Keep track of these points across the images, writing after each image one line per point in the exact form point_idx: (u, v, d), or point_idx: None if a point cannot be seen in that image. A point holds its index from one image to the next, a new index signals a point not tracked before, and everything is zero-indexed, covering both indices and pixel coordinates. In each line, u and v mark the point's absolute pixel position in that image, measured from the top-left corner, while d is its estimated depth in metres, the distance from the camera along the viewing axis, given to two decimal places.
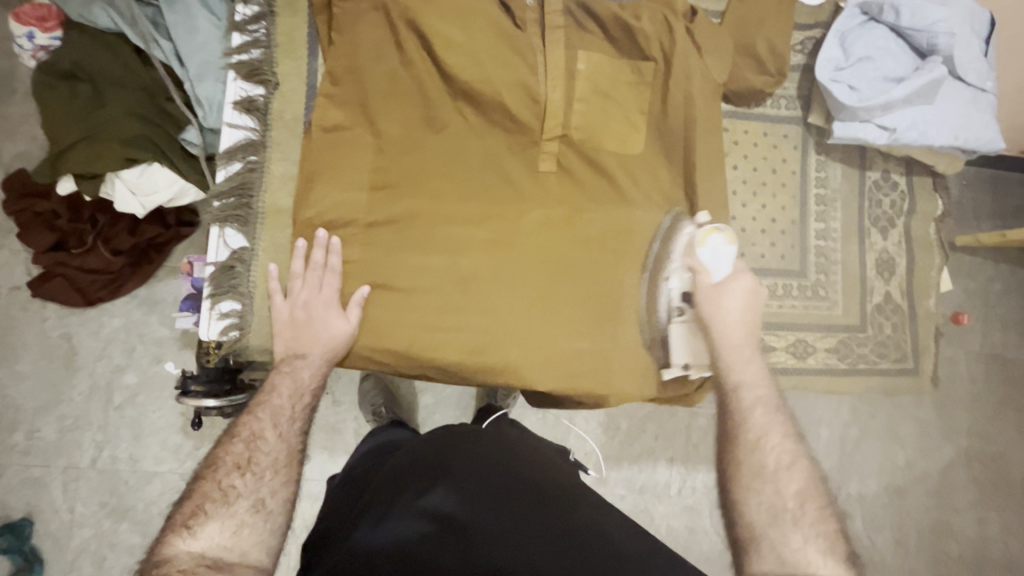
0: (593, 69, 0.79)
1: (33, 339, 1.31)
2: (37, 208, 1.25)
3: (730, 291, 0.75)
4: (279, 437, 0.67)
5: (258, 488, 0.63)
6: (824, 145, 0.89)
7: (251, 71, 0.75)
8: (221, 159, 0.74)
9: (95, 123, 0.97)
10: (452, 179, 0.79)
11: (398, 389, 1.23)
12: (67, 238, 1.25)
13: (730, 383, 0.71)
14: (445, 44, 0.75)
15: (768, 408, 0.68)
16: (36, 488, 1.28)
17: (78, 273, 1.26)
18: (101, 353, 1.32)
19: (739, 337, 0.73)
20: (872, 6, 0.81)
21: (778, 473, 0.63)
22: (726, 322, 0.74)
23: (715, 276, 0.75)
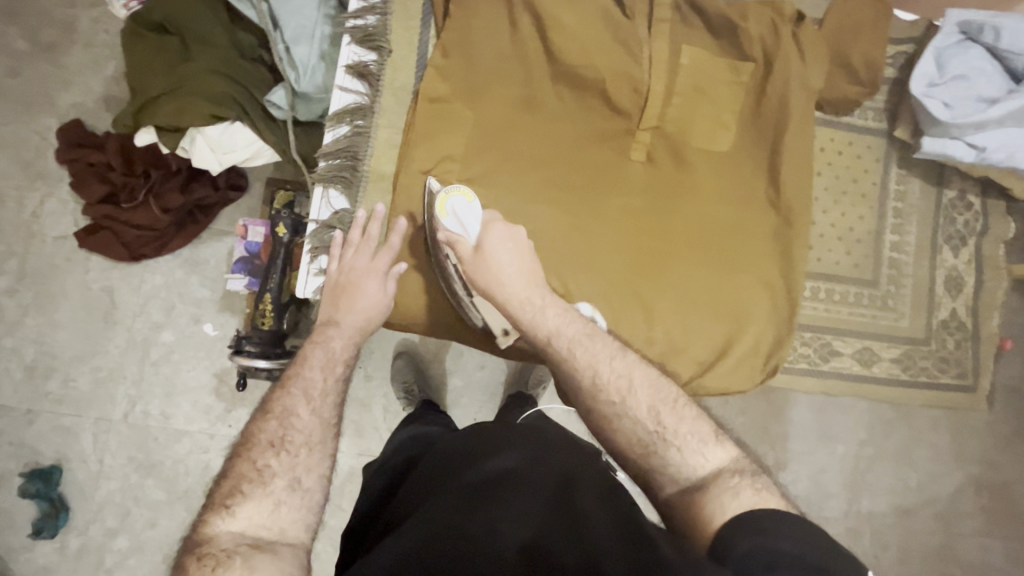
0: (695, 63, 0.80)
1: (75, 289, 1.32)
2: (90, 158, 1.27)
3: (496, 248, 0.72)
4: (312, 412, 0.64)
5: (293, 465, 0.60)
6: (906, 159, 0.91)
7: (366, 37, 0.76)
8: (330, 120, 0.75)
9: (183, 77, 0.98)
10: (543, 161, 0.80)
11: (428, 370, 1.24)
12: (117, 191, 1.26)
13: (543, 339, 0.68)
14: (559, 28, 0.77)
15: (588, 341, 0.66)
16: (66, 436, 1.29)
17: (129, 228, 1.28)
18: (140, 309, 1.33)
19: (524, 288, 0.71)
20: (971, 26, 0.82)
21: (626, 400, 0.61)
22: (500, 281, 0.71)
23: (471, 241, 0.73)
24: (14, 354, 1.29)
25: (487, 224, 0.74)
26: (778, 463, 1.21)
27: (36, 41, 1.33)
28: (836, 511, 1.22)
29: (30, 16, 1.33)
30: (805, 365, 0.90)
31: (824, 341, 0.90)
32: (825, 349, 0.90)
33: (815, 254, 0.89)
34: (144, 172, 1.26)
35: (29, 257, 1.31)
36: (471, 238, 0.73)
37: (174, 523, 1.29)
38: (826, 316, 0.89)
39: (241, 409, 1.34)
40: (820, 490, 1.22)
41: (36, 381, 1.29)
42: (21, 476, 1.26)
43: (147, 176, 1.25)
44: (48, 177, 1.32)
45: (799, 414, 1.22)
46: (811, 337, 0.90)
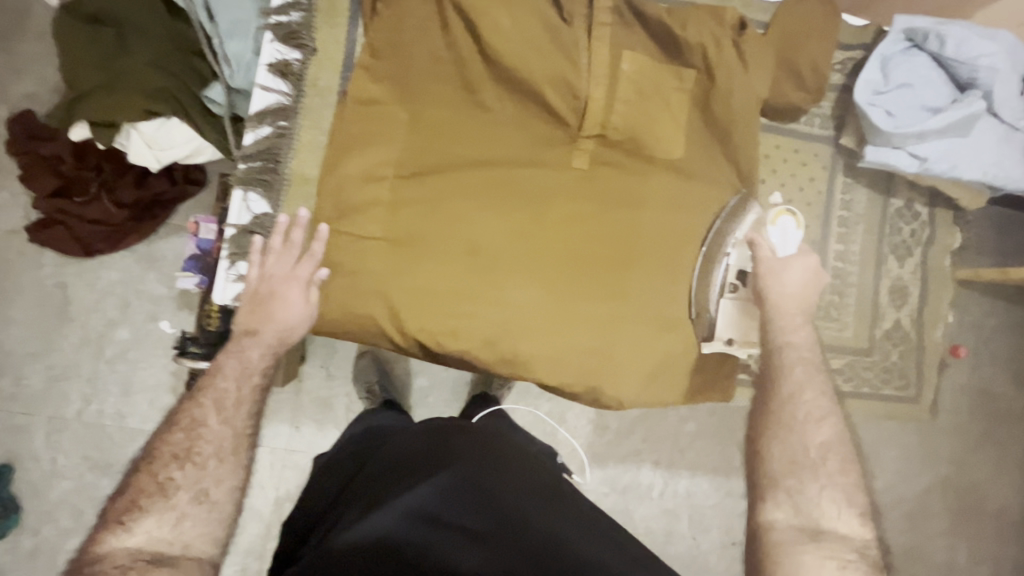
0: (636, 69, 0.78)
1: (28, 285, 1.29)
2: (42, 151, 1.23)
3: (792, 266, 0.74)
4: (224, 422, 0.64)
5: (200, 478, 0.61)
6: (852, 168, 0.90)
7: (289, 35, 0.73)
8: (250, 120, 0.72)
9: (117, 72, 0.95)
10: (482, 165, 0.78)
11: (394, 368, 1.21)
12: (70, 184, 1.23)
13: (776, 342, 0.71)
14: (494, 29, 0.74)
15: (808, 369, 0.70)
16: (19, 435, 1.26)
17: (82, 223, 1.24)
18: (95, 305, 1.30)
19: (794, 305, 0.73)
20: (917, 33, 0.80)
21: (807, 424, 0.66)
22: (777, 289, 0.73)
23: (778, 252, 0.75)
24: None
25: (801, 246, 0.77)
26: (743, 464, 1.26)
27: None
28: None
29: None
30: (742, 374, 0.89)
31: None
32: None
33: None
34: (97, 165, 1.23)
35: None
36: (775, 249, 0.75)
37: None
38: None
39: None
40: None
41: None
42: None
43: (100, 170, 1.22)
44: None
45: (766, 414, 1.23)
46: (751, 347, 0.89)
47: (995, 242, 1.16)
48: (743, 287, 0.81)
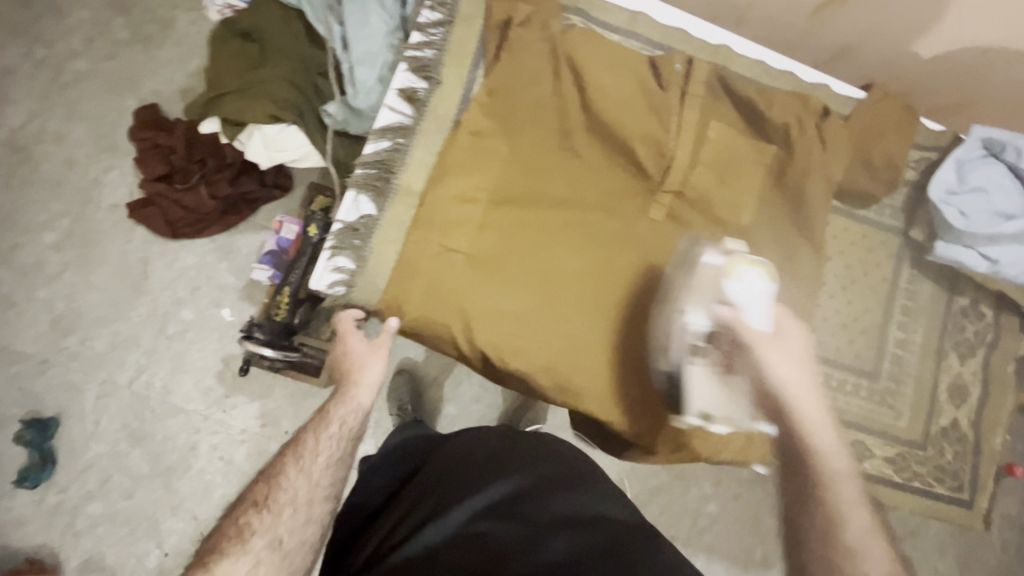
0: (721, 138, 0.85)
1: (114, 255, 1.40)
2: (158, 140, 1.39)
3: (776, 345, 0.62)
4: (299, 473, 0.73)
5: (275, 525, 0.69)
6: (919, 261, 0.92)
7: (421, 67, 0.83)
8: (374, 134, 0.82)
9: (252, 80, 1.08)
10: (567, 202, 0.84)
11: (427, 390, 1.26)
12: (174, 172, 1.37)
13: (812, 457, 0.59)
14: (597, 85, 0.83)
15: (850, 477, 0.59)
16: (71, 392, 1.34)
17: (175, 207, 1.37)
18: (168, 284, 1.40)
19: (794, 389, 0.61)
20: (993, 144, 0.85)
21: (863, 563, 0.54)
22: (785, 383, 0.61)
23: (746, 319, 0.65)
24: (44, 306, 1.37)
25: (778, 312, 0.65)
26: (764, 559, 1.21)
27: (134, 31, 1.48)
28: None
29: (134, 11, 1.48)
30: None
31: None
32: None
33: (817, 337, 0.88)
34: (202, 160, 1.37)
35: (81, 219, 1.41)
36: (759, 321, 0.64)
37: (150, 497, 1.31)
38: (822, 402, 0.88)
39: (238, 397, 1.36)
40: None
41: (58, 335, 1.36)
42: (21, 422, 1.31)
43: (204, 164, 1.36)
44: (117, 151, 1.44)
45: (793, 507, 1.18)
46: None
47: None
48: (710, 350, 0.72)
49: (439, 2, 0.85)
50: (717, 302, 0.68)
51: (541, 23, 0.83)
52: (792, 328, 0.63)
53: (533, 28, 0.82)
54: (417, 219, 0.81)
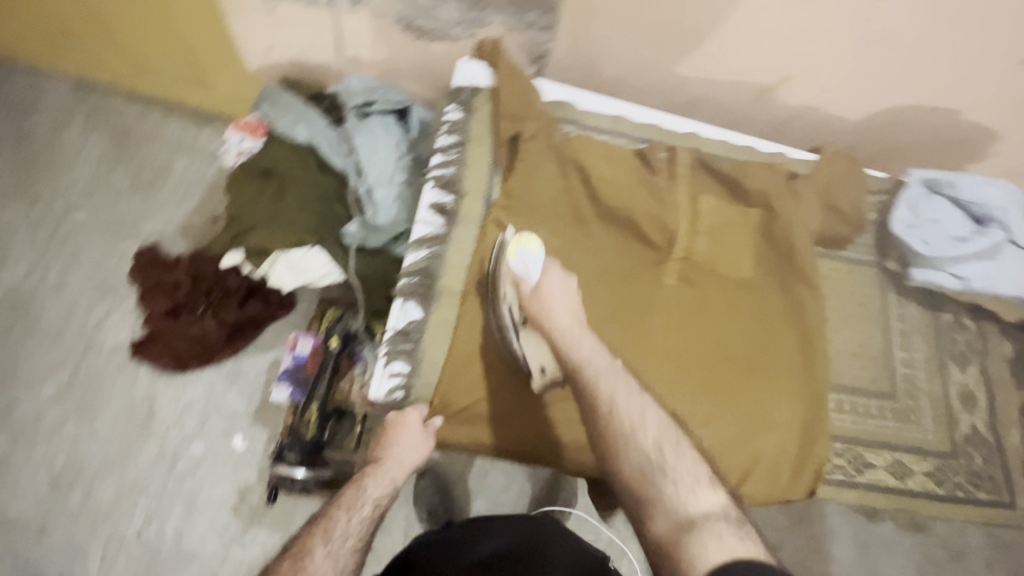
0: (714, 208, 0.98)
1: (118, 398, 1.38)
2: (161, 277, 1.43)
3: (551, 289, 0.81)
4: (326, 556, 0.70)
5: None
6: (901, 287, 1.03)
7: (446, 184, 0.93)
8: (412, 245, 0.90)
9: (276, 212, 1.17)
10: (590, 280, 0.93)
11: (454, 488, 1.28)
12: (179, 306, 1.40)
13: (574, 363, 0.77)
14: (600, 177, 0.95)
15: (609, 374, 0.76)
16: (73, 555, 1.24)
17: (183, 339, 1.39)
18: (176, 419, 1.37)
19: (569, 320, 0.79)
20: (933, 181, 1.01)
21: (634, 431, 0.71)
22: (557, 315, 0.79)
23: (532, 281, 0.82)
24: (43, 464, 1.31)
25: (548, 269, 0.83)
26: None
27: (134, 180, 1.56)
28: None
29: (132, 161, 1.58)
30: (841, 477, 0.93)
31: (856, 453, 0.93)
32: (858, 461, 0.93)
33: (835, 368, 0.97)
34: (207, 290, 1.39)
35: (83, 366, 1.39)
36: (532, 277, 0.83)
37: None
38: (858, 429, 0.94)
39: (258, 529, 1.30)
40: None
41: (59, 493, 1.29)
42: None
43: (209, 293, 1.39)
44: (117, 293, 1.46)
45: (842, 550, 1.22)
46: (844, 448, 0.94)
47: None
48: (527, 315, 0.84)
49: (452, 127, 0.98)
50: (501, 269, 0.84)
51: (545, 133, 0.96)
52: (561, 274, 0.83)
53: (538, 139, 0.96)
54: (464, 317, 0.87)
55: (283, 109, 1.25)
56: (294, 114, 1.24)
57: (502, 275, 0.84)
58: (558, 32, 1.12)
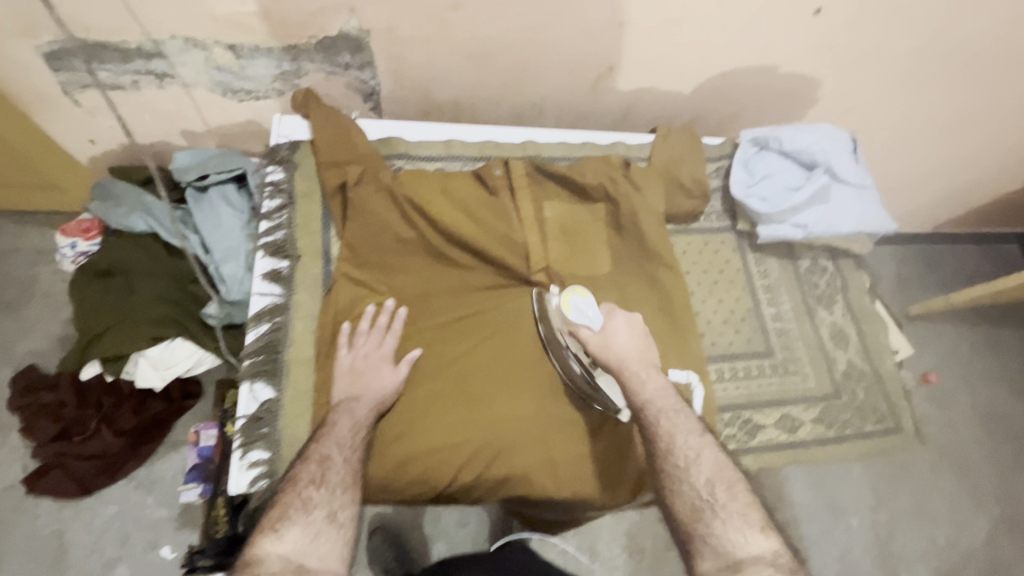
0: (559, 213, 0.98)
1: (22, 542, 1.25)
2: (43, 400, 1.29)
3: (617, 330, 0.87)
4: (346, 459, 0.73)
5: (331, 501, 0.69)
6: (757, 245, 1.06)
7: (277, 249, 0.89)
8: (251, 322, 0.84)
9: (125, 312, 1.09)
10: (456, 309, 0.91)
11: (410, 537, 1.27)
12: (70, 426, 1.28)
13: (638, 403, 0.81)
14: (442, 208, 0.92)
15: (675, 414, 0.80)
16: None
17: (81, 460, 1.27)
18: (92, 547, 1.26)
19: (636, 362, 0.84)
20: (759, 139, 1.04)
21: (689, 468, 0.75)
22: (622, 357, 0.85)
23: (596, 326, 0.87)
24: None
25: (607, 313, 0.89)
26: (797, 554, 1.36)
27: None
28: None
29: None
30: (738, 446, 0.94)
31: (746, 418, 0.95)
32: (750, 425, 0.95)
33: (709, 339, 0.99)
34: (98, 401, 1.28)
35: None
36: (595, 324, 0.87)
37: None
38: (741, 395, 0.96)
39: None
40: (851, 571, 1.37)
41: None
42: None
43: (100, 405, 1.27)
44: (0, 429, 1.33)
45: (800, 491, 1.42)
46: (733, 416, 0.95)
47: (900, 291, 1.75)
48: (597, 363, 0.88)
49: (275, 189, 0.93)
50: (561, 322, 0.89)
51: (373, 176, 0.92)
52: (624, 315, 0.89)
53: (368, 183, 0.91)
54: (321, 381, 0.83)
55: (114, 202, 1.16)
56: (127, 203, 1.15)
57: (561, 326, 0.89)
58: (377, 68, 1.10)
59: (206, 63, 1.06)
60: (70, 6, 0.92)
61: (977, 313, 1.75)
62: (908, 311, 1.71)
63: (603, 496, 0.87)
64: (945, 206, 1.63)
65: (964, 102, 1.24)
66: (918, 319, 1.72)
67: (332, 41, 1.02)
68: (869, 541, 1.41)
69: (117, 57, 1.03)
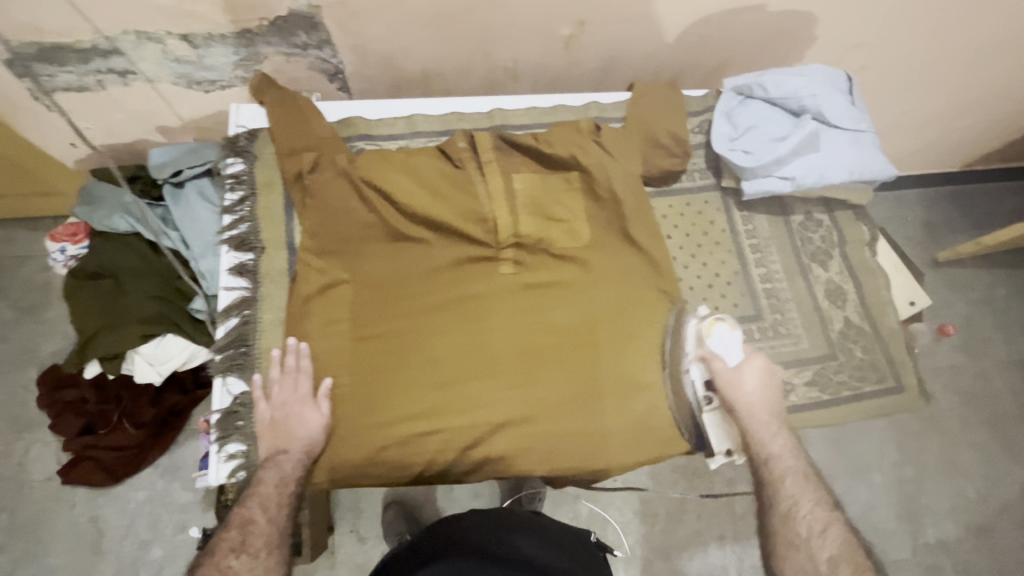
0: (529, 185, 0.93)
1: (64, 528, 1.33)
2: (68, 397, 1.32)
3: (746, 374, 0.85)
4: (269, 521, 0.75)
5: (253, 566, 0.71)
6: (744, 202, 1.01)
7: (241, 242, 0.89)
8: (219, 316, 0.86)
9: (116, 312, 1.11)
10: (417, 293, 0.88)
11: (423, 512, 1.29)
12: (94, 420, 1.31)
13: (762, 456, 0.82)
14: (400, 189, 0.89)
15: (796, 476, 0.80)
16: None
17: (106, 452, 1.31)
18: (128, 530, 1.33)
19: (765, 413, 0.83)
20: (743, 88, 0.97)
21: (812, 540, 0.76)
22: (747, 403, 0.84)
23: (731, 363, 0.85)
24: None
25: (742, 353, 0.87)
26: None
27: (16, 306, 1.49)
28: (903, 548, 1.32)
29: (12, 289, 1.50)
30: None
31: None
32: None
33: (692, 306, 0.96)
34: (117, 395, 1.30)
35: (20, 508, 1.34)
36: (730, 359, 0.86)
37: None
38: None
39: None
40: (874, 529, 1.33)
41: None
42: None
43: (120, 399, 1.29)
44: (34, 425, 1.40)
45: (818, 450, 1.37)
46: None
47: (929, 238, 1.62)
48: (716, 399, 0.85)
49: (236, 180, 0.93)
50: (692, 347, 0.87)
51: (330, 160, 0.90)
52: (758, 359, 0.87)
53: (324, 169, 0.89)
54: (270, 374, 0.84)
55: (97, 205, 1.17)
56: (109, 206, 1.16)
57: (691, 352, 0.88)
58: (337, 45, 1.05)
59: (165, 56, 1.04)
60: (17, 11, 0.91)
61: (1013, 256, 1.62)
62: (935, 259, 1.59)
63: (587, 472, 0.86)
64: (973, 142, 1.50)
65: (985, 24, 1.11)
66: (952, 264, 1.59)
67: (284, 22, 0.99)
68: (895, 498, 1.36)
69: (75, 59, 1.01)
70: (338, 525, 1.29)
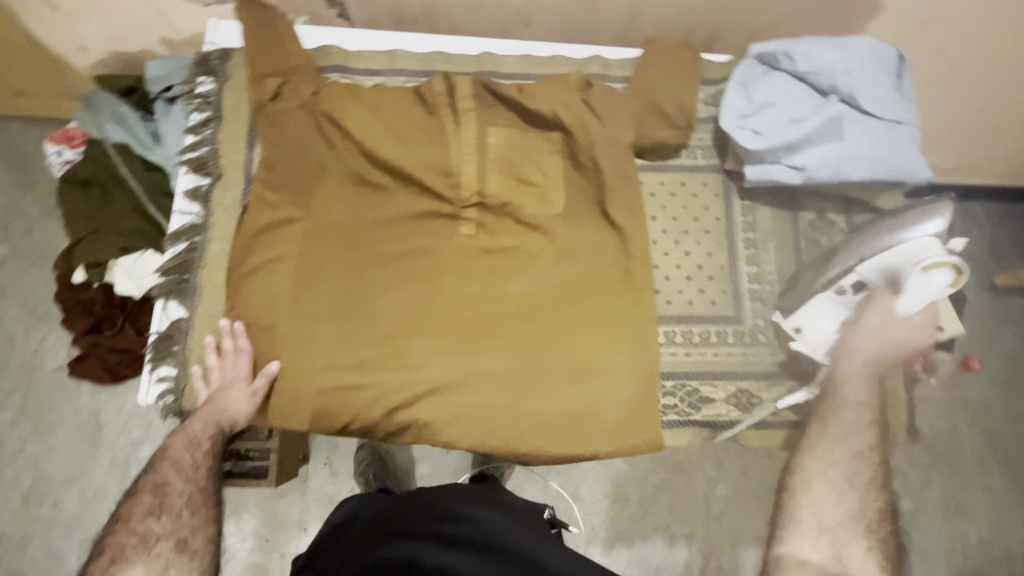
0: (505, 140, 0.84)
1: (66, 415, 1.39)
2: (78, 295, 1.25)
3: (903, 316, 0.84)
4: (185, 482, 0.82)
5: (176, 529, 0.80)
6: (747, 190, 0.92)
7: (199, 165, 0.87)
8: (167, 240, 0.85)
9: (100, 222, 1.14)
10: (368, 242, 0.84)
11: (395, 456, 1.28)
12: (101, 322, 1.27)
13: (843, 353, 0.85)
14: (363, 130, 0.83)
15: (854, 384, 0.84)
16: (55, 561, 1.31)
17: (110, 352, 1.30)
18: (122, 428, 1.39)
19: (874, 344, 0.85)
20: (767, 56, 0.83)
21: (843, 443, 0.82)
22: (879, 326, 0.84)
23: (905, 296, 0.83)
24: (12, 483, 1.36)
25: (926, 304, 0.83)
26: None
27: (39, 202, 1.51)
28: None
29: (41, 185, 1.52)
30: (676, 417, 0.87)
31: (690, 389, 0.88)
32: (694, 397, 0.88)
33: (664, 297, 0.89)
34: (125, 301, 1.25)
35: (31, 390, 1.41)
36: (910, 296, 0.83)
37: None
38: (693, 362, 0.88)
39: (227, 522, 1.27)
40: None
41: (31, 508, 1.34)
42: None
43: (126, 305, 1.25)
44: (48, 317, 1.45)
45: None
46: (676, 386, 0.88)
47: (995, 259, 1.41)
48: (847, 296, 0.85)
49: (202, 102, 0.90)
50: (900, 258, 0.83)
51: (294, 91, 0.85)
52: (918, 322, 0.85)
53: (288, 100, 0.85)
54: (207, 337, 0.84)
55: (93, 111, 1.16)
56: (103, 112, 1.16)
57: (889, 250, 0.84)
58: None
59: None
60: None
61: None
62: (993, 283, 1.38)
63: (518, 453, 0.81)
64: None
65: None
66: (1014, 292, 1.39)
67: None
68: None
69: None
70: (314, 455, 1.28)
